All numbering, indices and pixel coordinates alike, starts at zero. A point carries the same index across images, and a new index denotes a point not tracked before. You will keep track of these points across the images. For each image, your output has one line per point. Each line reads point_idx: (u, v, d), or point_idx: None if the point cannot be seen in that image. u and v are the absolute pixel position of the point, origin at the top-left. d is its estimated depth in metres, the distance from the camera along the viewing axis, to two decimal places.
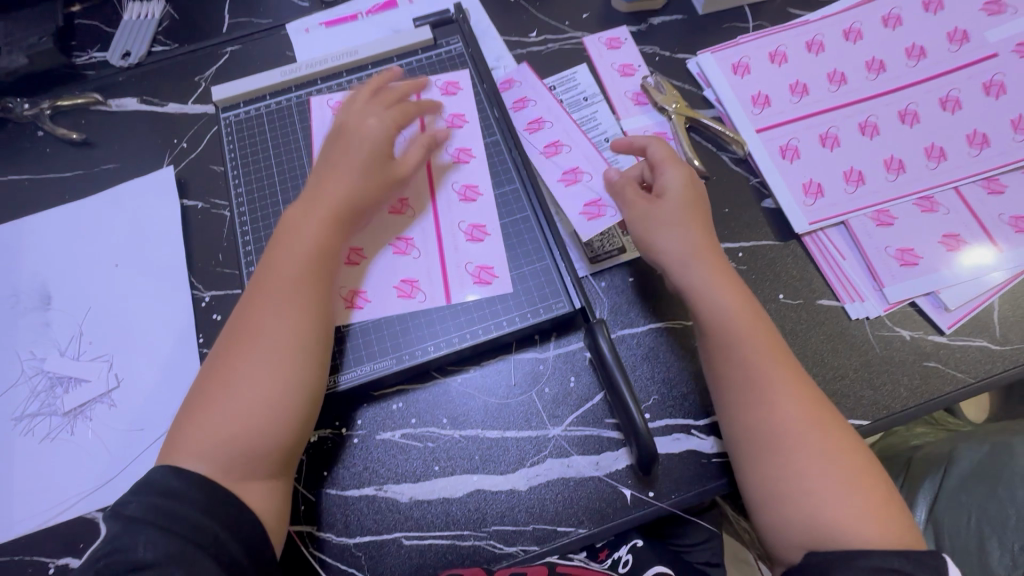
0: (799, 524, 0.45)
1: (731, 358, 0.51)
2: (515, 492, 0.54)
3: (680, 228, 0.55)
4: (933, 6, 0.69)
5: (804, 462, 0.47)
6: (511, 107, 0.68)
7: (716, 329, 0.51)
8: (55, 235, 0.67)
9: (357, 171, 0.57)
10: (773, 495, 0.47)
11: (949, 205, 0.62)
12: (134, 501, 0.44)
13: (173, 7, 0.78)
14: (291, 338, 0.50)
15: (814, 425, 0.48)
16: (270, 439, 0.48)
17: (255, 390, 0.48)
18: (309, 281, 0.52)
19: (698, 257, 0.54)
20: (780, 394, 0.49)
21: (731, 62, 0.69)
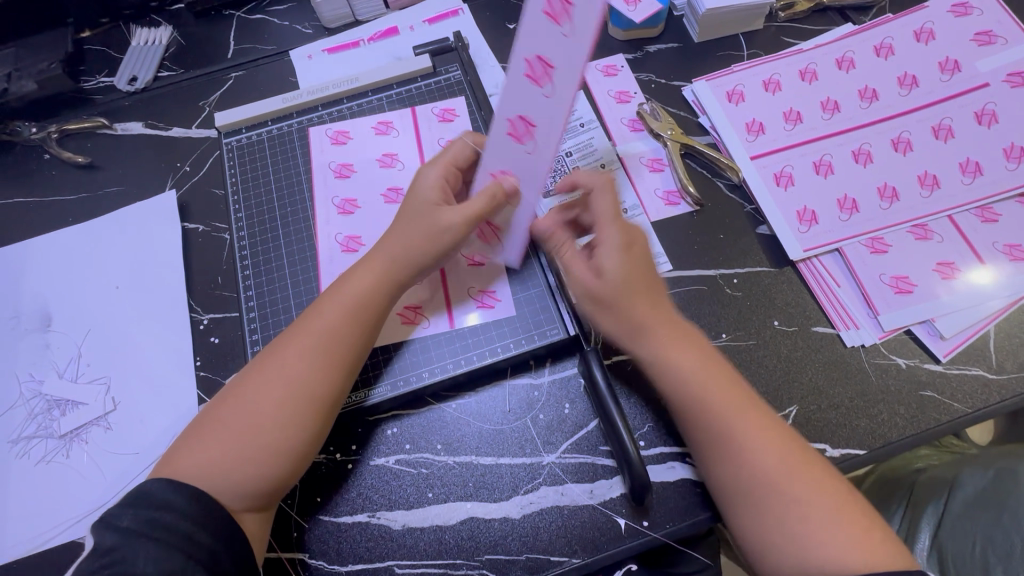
0: (785, 564, 0.44)
1: (695, 412, 0.48)
2: (508, 519, 0.54)
3: (624, 306, 0.50)
4: (924, 35, 0.70)
5: (783, 505, 0.44)
6: (615, 98, 0.72)
7: (685, 399, 0.49)
8: (56, 256, 0.68)
9: (410, 239, 0.54)
10: (762, 546, 0.45)
11: (943, 232, 0.62)
12: (130, 514, 0.43)
13: (180, 33, 0.79)
14: (312, 387, 0.49)
15: (794, 467, 0.46)
16: (266, 477, 0.47)
17: (265, 427, 0.48)
18: (343, 339, 0.51)
19: (649, 333, 0.50)
20: (753, 439, 0.46)
21: (726, 89, 0.70)
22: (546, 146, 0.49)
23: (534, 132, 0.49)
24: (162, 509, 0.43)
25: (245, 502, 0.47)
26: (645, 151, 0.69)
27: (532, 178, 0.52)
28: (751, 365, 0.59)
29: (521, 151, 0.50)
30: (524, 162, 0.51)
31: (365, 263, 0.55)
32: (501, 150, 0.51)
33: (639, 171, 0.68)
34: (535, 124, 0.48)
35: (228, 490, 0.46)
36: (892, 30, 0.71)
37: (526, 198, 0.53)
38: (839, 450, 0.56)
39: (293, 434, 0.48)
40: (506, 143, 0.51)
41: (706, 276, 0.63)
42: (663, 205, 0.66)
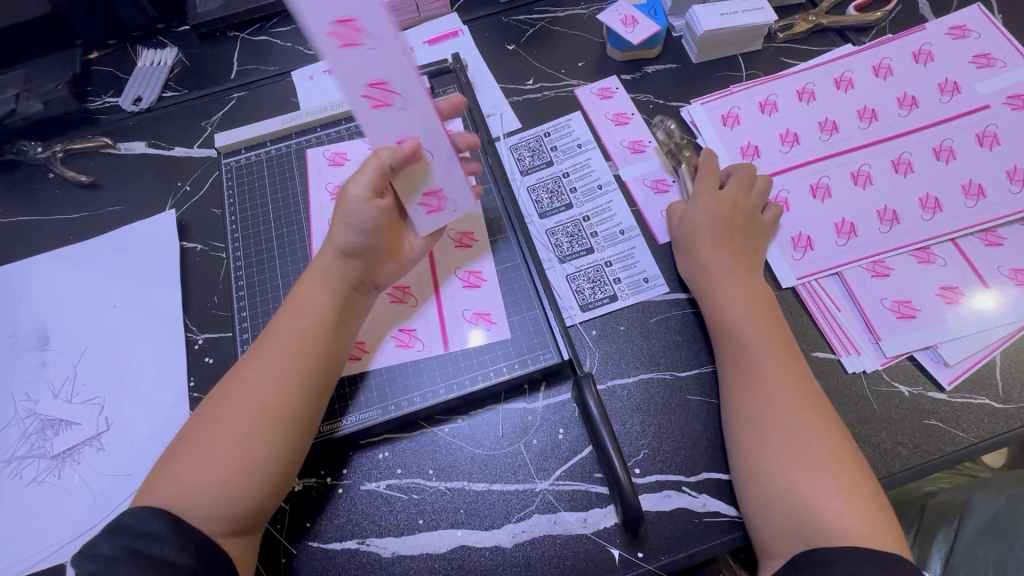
0: (783, 508, 0.46)
1: (736, 353, 0.54)
2: (500, 549, 0.53)
3: (711, 246, 0.58)
4: (923, 57, 0.70)
5: (792, 444, 0.48)
6: (613, 120, 0.72)
7: (740, 331, 0.54)
8: (57, 275, 0.68)
9: (346, 228, 0.52)
10: (768, 481, 0.48)
11: (947, 256, 0.61)
12: (107, 542, 0.42)
13: (184, 54, 0.81)
14: (279, 400, 0.48)
15: (825, 427, 0.48)
16: (245, 496, 0.46)
17: (235, 446, 0.46)
18: (308, 347, 0.51)
19: (718, 276, 0.57)
20: (778, 386, 0.51)
21: (722, 112, 0.70)
22: (416, 87, 0.47)
23: (394, 83, 0.46)
24: (144, 539, 0.42)
25: (229, 525, 0.46)
26: (644, 173, 0.69)
27: (427, 114, 0.48)
28: None
29: (400, 110, 0.48)
30: (410, 119, 0.48)
31: (315, 270, 0.55)
32: (381, 131, 0.48)
33: (642, 192, 0.68)
34: (387, 76, 0.46)
35: (210, 516, 0.45)
36: (891, 52, 0.71)
37: (432, 138, 0.50)
38: None
39: (268, 449, 0.47)
40: (386, 118, 0.48)
41: None
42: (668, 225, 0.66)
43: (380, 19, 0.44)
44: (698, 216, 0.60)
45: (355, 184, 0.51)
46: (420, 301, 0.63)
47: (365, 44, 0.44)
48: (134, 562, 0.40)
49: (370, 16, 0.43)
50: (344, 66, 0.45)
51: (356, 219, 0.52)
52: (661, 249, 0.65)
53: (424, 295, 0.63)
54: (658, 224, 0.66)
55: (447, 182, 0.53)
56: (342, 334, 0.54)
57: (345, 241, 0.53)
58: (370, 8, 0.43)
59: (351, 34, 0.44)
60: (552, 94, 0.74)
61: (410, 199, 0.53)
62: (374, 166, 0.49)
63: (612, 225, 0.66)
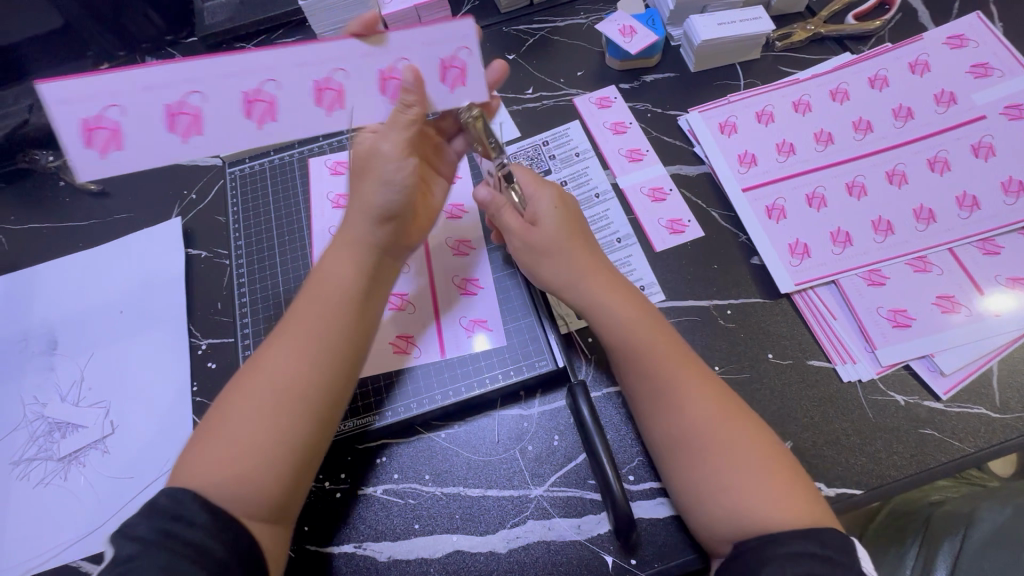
0: (726, 518, 0.44)
1: (636, 371, 0.51)
2: (494, 554, 0.54)
3: (566, 254, 0.55)
4: (919, 67, 0.70)
5: (710, 452, 0.46)
6: (611, 130, 0.72)
7: (612, 345, 0.53)
8: (66, 282, 0.70)
9: (379, 188, 0.51)
10: (700, 493, 0.45)
11: (943, 265, 0.61)
12: (143, 524, 0.39)
13: None
14: (303, 376, 0.45)
15: (719, 412, 0.47)
16: (274, 482, 0.43)
17: (256, 425, 0.43)
18: (333, 323, 0.48)
19: (585, 281, 0.54)
20: (683, 396, 0.48)
21: (719, 121, 0.70)
22: (296, 71, 0.51)
23: (320, 78, 0.52)
24: (179, 521, 0.39)
25: (251, 512, 0.42)
26: (642, 181, 0.69)
27: (373, 55, 0.52)
28: (745, 399, 0.58)
29: (360, 75, 0.52)
30: (367, 69, 0.52)
31: (340, 240, 0.52)
32: (360, 95, 0.53)
33: (640, 200, 0.68)
34: (309, 80, 0.52)
35: (232, 503, 0.41)
36: (888, 61, 0.71)
37: (405, 45, 0.52)
38: (835, 489, 0.54)
39: (291, 428, 0.44)
40: (360, 91, 0.53)
41: (700, 307, 0.63)
42: (667, 233, 0.66)
43: (186, 79, 0.50)
44: (543, 223, 0.55)
45: (387, 144, 0.51)
46: (420, 309, 0.64)
47: (196, 112, 0.50)
48: (170, 547, 0.37)
49: (143, 104, 0.49)
50: (212, 141, 0.51)
51: (392, 176, 0.51)
52: (657, 257, 0.65)
53: (422, 304, 0.64)
54: (655, 231, 0.66)
55: (459, 48, 0.53)
56: (368, 311, 0.51)
57: (375, 203, 0.51)
58: (154, 90, 0.49)
59: (179, 120, 0.50)
60: (551, 103, 0.75)
61: (437, 97, 0.54)
62: (410, 124, 0.51)
63: (609, 233, 0.67)
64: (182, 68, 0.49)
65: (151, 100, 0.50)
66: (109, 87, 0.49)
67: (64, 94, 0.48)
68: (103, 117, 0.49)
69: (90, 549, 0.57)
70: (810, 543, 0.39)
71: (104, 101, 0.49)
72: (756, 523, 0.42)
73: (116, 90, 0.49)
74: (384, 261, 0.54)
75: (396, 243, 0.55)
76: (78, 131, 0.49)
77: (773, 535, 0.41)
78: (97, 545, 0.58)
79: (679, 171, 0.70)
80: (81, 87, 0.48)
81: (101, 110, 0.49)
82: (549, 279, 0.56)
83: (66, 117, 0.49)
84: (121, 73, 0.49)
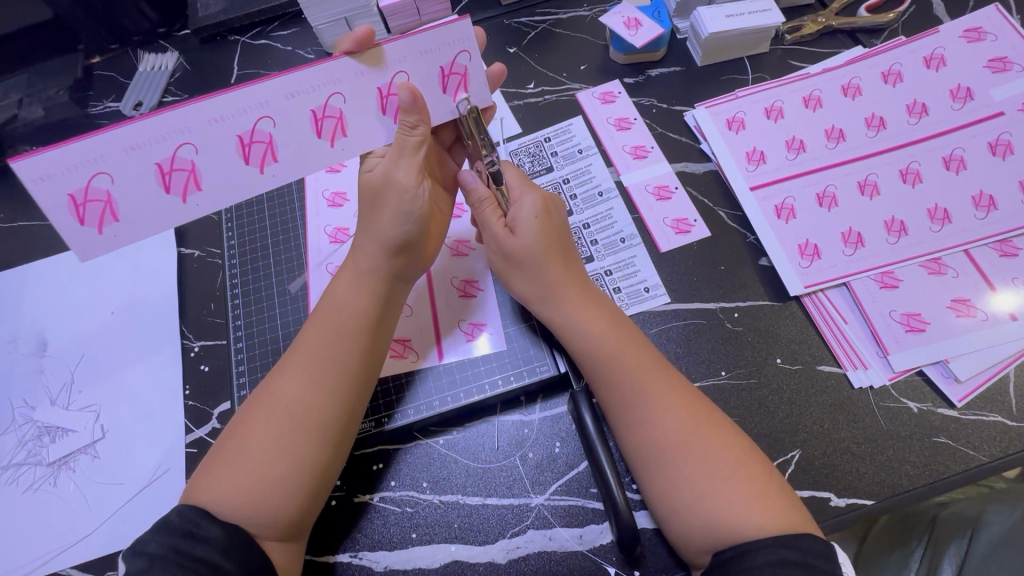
0: (703, 531, 0.44)
1: (607, 384, 0.50)
2: (494, 564, 0.52)
3: (542, 263, 0.53)
4: (935, 62, 0.68)
5: (683, 465, 0.45)
6: (615, 126, 0.70)
7: (583, 358, 0.52)
8: (56, 281, 0.68)
9: (395, 219, 0.52)
10: (676, 506, 0.45)
11: (958, 267, 0.59)
12: (155, 540, 0.41)
13: (185, 59, 0.79)
14: (311, 407, 0.48)
15: (688, 421, 0.47)
16: (285, 502, 0.45)
17: (270, 452, 0.46)
18: (340, 355, 0.50)
19: (558, 292, 0.53)
20: (654, 407, 0.48)
21: (726, 117, 0.68)
22: (292, 103, 0.48)
23: (317, 107, 0.49)
24: (189, 539, 0.41)
25: (266, 532, 0.45)
26: (647, 179, 0.67)
27: (369, 74, 0.49)
28: (751, 406, 0.56)
29: (357, 97, 0.49)
30: (365, 89, 0.49)
31: (350, 270, 0.54)
32: (361, 121, 0.50)
33: (645, 198, 0.66)
34: (307, 111, 0.49)
35: (253, 521, 0.44)
36: (902, 55, 0.68)
37: (401, 57, 0.49)
38: (846, 499, 0.52)
39: (301, 456, 0.46)
40: (361, 114, 0.50)
41: (706, 310, 0.61)
42: (673, 233, 0.64)
43: (177, 131, 0.47)
44: (523, 232, 0.53)
45: (401, 173, 0.51)
46: (416, 311, 0.62)
47: (191, 166, 0.48)
48: (180, 562, 0.40)
49: (130, 167, 0.47)
50: (213, 193, 0.50)
51: (410, 208, 0.52)
52: (663, 258, 0.63)
53: (419, 306, 0.62)
54: (660, 231, 0.64)
55: (459, 53, 0.50)
56: (378, 339, 0.53)
57: (391, 235, 0.52)
58: (64, 176, 0.45)
59: (90, 210, 0.47)
60: (553, 98, 0.73)
61: (438, 105, 0.52)
62: (418, 147, 0.51)
63: (612, 233, 0.65)
64: (167, 121, 0.46)
65: (139, 160, 0.47)
66: (85, 154, 0.45)
67: (43, 169, 0.45)
68: (93, 187, 0.46)
69: (79, 556, 0.56)
70: (790, 550, 0.40)
71: (88, 170, 0.46)
72: (733, 534, 0.42)
73: (100, 153, 0.46)
74: (399, 287, 0.56)
75: (411, 267, 0.56)
76: (69, 209, 0.47)
77: (751, 546, 0.41)
78: (86, 552, 0.56)
79: (685, 168, 0.68)
80: (54, 159, 0.45)
81: (89, 181, 0.46)
82: (526, 291, 0.55)
83: (50, 195, 0.45)
84: (101, 136, 0.45)
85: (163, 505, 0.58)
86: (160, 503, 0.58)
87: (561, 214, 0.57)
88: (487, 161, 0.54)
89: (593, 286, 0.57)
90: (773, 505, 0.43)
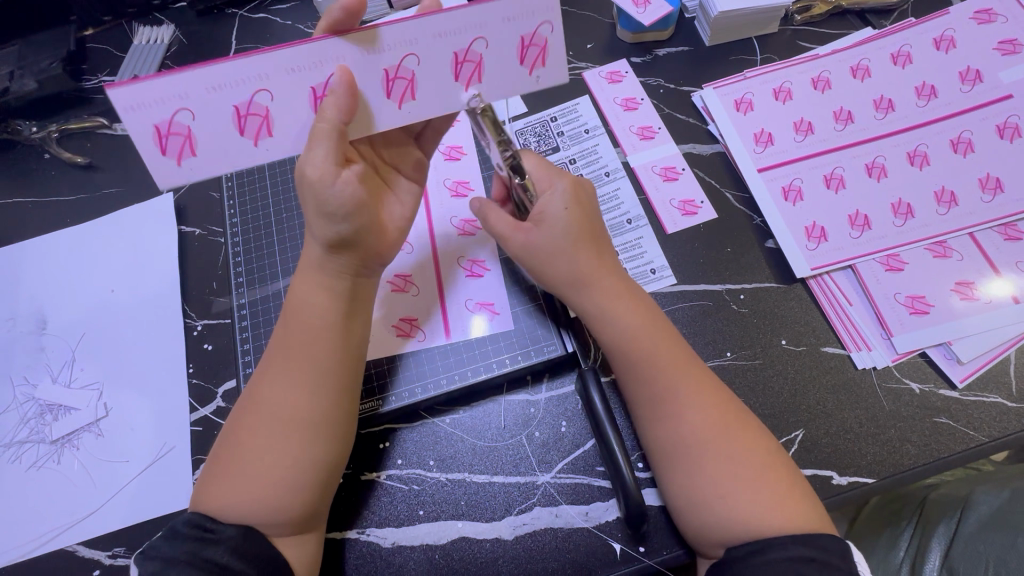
0: (717, 527, 0.44)
1: (641, 378, 0.49)
2: (500, 540, 0.53)
3: (572, 253, 0.52)
4: (945, 43, 0.67)
5: (712, 462, 0.46)
6: (621, 106, 0.69)
7: (616, 353, 0.51)
8: (54, 259, 0.67)
9: (320, 217, 0.47)
10: (698, 501, 0.45)
11: (963, 250, 0.59)
12: (168, 544, 0.43)
13: (182, 32, 0.77)
14: (299, 410, 0.47)
15: (716, 422, 0.47)
16: (291, 503, 0.46)
17: (268, 457, 0.46)
18: (322, 355, 0.48)
19: (591, 282, 0.52)
20: (687, 403, 0.47)
21: (735, 98, 0.68)
22: (366, 60, 0.45)
23: (390, 67, 0.46)
24: (201, 542, 0.43)
25: (281, 531, 0.46)
26: (655, 160, 0.67)
27: (447, 37, 0.46)
28: (755, 386, 0.57)
29: (435, 57, 0.46)
30: (441, 50, 0.46)
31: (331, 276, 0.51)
32: (433, 84, 0.47)
33: (652, 179, 0.66)
34: (379, 69, 0.46)
35: (263, 522, 0.45)
36: (912, 37, 0.68)
37: (480, 22, 0.46)
38: (848, 478, 0.53)
39: (299, 457, 0.46)
40: (434, 76, 0.47)
41: (711, 291, 0.61)
42: (679, 215, 0.64)
43: (254, 75, 0.44)
44: (550, 221, 0.52)
45: (310, 163, 0.45)
46: (424, 293, 0.61)
47: (267, 114, 0.46)
48: (194, 563, 0.42)
49: (213, 105, 0.45)
50: (285, 142, 0.48)
51: (332, 205, 0.46)
52: (670, 239, 0.63)
53: (426, 287, 0.61)
54: (667, 212, 0.64)
55: (542, 23, 0.47)
56: (354, 334, 0.51)
57: (324, 234, 0.47)
58: (146, 108, 0.44)
59: (172, 141, 0.45)
60: None
61: (512, 79, 0.49)
62: (328, 134, 0.44)
63: (618, 214, 0.65)
64: (248, 64, 0.44)
65: (221, 101, 0.45)
66: (165, 90, 0.43)
67: (133, 98, 0.43)
68: (176, 122, 0.44)
69: (85, 533, 0.56)
70: (801, 547, 0.41)
71: (172, 105, 0.44)
72: (748, 530, 0.43)
73: (185, 90, 0.44)
74: (359, 289, 0.52)
75: (363, 265, 0.51)
76: (154, 138, 0.45)
77: (765, 541, 0.42)
78: (92, 528, 0.56)
79: (692, 150, 0.67)
80: (143, 91, 0.43)
81: (172, 114, 0.44)
82: (557, 284, 0.53)
83: (139, 124, 0.44)
84: (188, 71, 0.43)
85: (167, 482, 0.58)
86: (165, 480, 0.58)
87: (590, 199, 0.55)
88: (506, 155, 0.50)
89: (625, 275, 0.55)
90: (793, 504, 0.44)
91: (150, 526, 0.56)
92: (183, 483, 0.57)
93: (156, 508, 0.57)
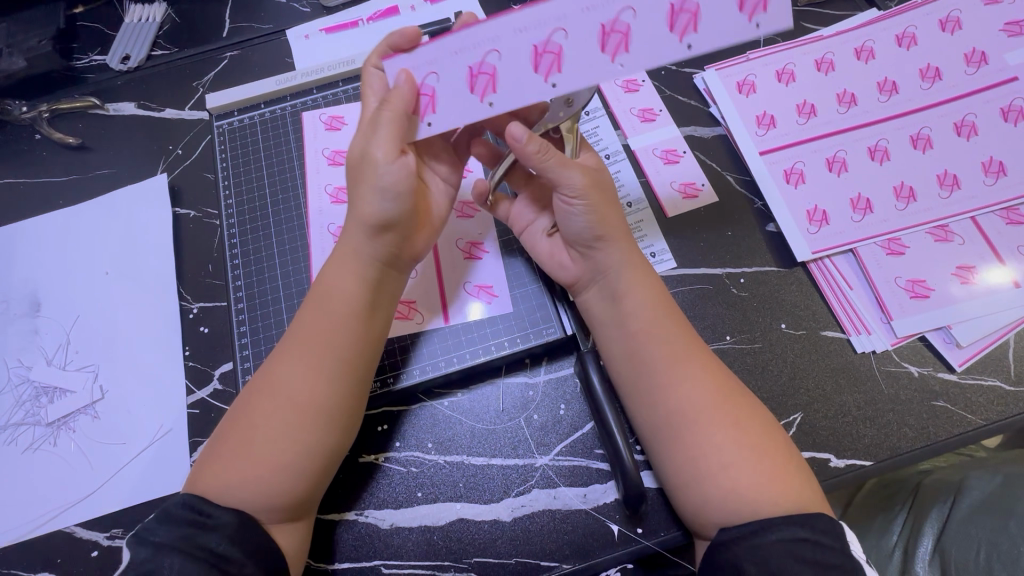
0: (718, 503, 0.44)
1: (654, 339, 0.49)
2: (498, 522, 0.53)
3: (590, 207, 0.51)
4: (950, 24, 0.66)
5: (714, 438, 0.45)
6: (622, 88, 0.68)
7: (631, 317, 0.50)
8: (46, 242, 0.66)
9: (375, 197, 0.48)
10: (698, 476, 0.45)
11: (965, 234, 0.59)
12: (162, 530, 0.43)
13: (174, 10, 0.75)
14: (313, 397, 0.46)
15: (719, 393, 0.47)
16: (289, 490, 0.45)
17: (276, 442, 0.45)
18: (336, 340, 0.48)
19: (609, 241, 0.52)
20: (695, 371, 0.48)
21: (737, 80, 0.67)
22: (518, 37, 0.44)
23: (540, 41, 0.44)
24: (196, 527, 0.43)
25: (274, 517, 0.46)
26: (655, 142, 0.66)
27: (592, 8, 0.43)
28: (754, 369, 0.57)
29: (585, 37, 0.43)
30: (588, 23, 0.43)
31: (344, 253, 0.50)
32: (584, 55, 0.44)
33: (653, 162, 0.65)
34: (531, 44, 0.44)
35: (264, 508, 0.45)
36: (916, 18, 0.67)
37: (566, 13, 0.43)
38: (845, 460, 0.53)
39: (306, 444, 0.46)
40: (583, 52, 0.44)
41: (710, 275, 0.61)
42: (679, 198, 0.63)
43: (490, 34, 0.44)
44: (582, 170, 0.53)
45: (377, 150, 0.47)
46: (423, 276, 0.60)
47: (497, 69, 0.45)
48: (187, 551, 0.41)
49: (457, 68, 0.45)
50: (513, 96, 0.45)
51: (385, 183, 0.47)
52: (673, 223, 0.63)
53: (425, 269, 0.61)
54: (667, 197, 0.64)
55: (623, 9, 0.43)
56: (372, 326, 0.50)
57: (372, 215, 0.48)
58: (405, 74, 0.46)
59: (421, 101, 0.47)
60: None
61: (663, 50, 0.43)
62: (390, 120, 0.46)
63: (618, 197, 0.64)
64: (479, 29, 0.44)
65: (460, 63, 0.45)
66: (427, 56, 0.46)
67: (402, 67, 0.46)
68: (424, 83, 0.46)
69: (81, 516, 0.56)
70: (799, 528, 0.41)
71: (424, 69, 0.46)
72: (750, 507, 0.43)
73: (435, 58, 0.46)
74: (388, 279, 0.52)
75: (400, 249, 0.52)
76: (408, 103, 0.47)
77: (760, 522, 0.42)
78: (89, 511, 0.56)
79: (693, 132, 0.66)
80: (411, 58, 0.46)
81: (424, 78, 0.46)
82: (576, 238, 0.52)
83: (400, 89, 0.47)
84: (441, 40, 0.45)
85: (164, 465, 0.57)
86: (162, 462, 0.57)
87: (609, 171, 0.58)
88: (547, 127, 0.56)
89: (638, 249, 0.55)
90: (791, 484, 0.44)
91: (148, 508, 0.56)
92: (180, 465, 0.57)
93: (153, 491, 0.57)
